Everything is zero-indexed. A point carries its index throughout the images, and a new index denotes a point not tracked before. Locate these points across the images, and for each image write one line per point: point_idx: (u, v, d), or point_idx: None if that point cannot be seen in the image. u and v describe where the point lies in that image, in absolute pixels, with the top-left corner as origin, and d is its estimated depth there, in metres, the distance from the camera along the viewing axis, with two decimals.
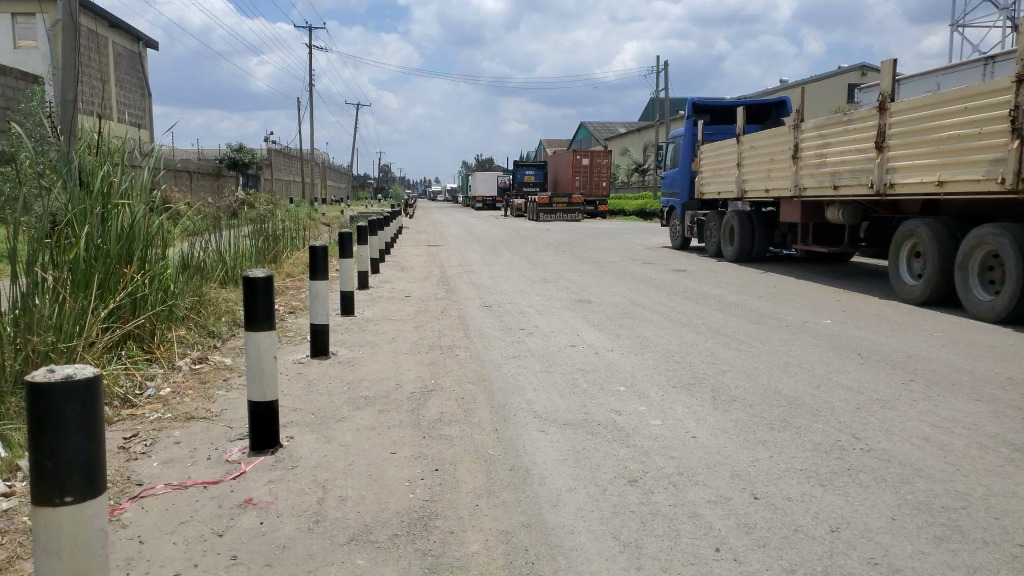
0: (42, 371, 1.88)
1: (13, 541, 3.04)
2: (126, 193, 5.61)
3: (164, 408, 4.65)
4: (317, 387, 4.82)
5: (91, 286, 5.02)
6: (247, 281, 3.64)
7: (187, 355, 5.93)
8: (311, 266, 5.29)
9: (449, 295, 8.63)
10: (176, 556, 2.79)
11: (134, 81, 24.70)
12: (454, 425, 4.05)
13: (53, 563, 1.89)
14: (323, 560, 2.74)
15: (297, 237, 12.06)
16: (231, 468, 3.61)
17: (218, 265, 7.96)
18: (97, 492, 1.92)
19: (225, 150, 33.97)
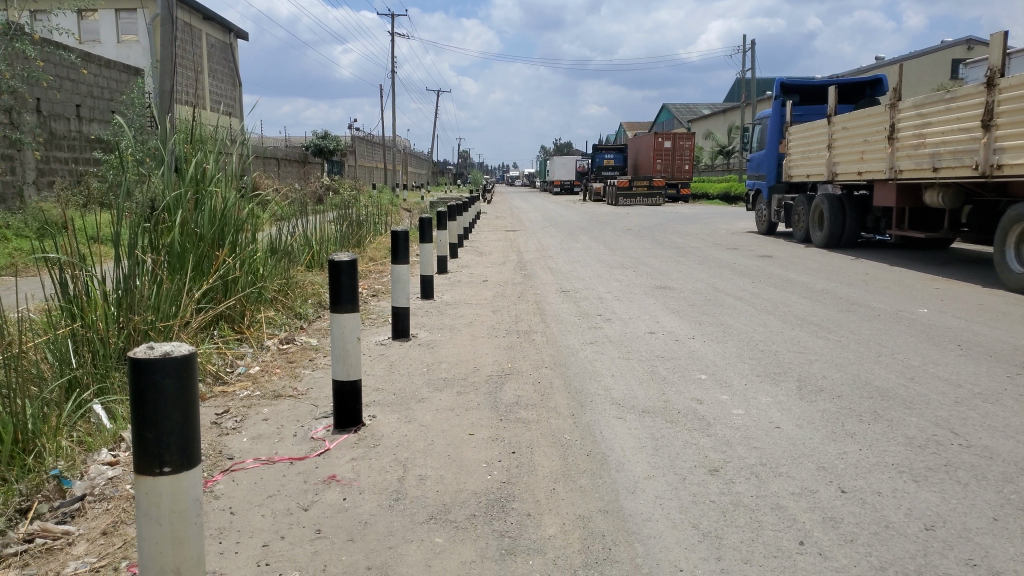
0: (143, 348, 1.98)
1: (118, 507, 3.23)
2: (219, 180, 5.85)
3: (254, 386, 4.85)
4: (398, 368, 4.92)
5: (186, 269, 5.27)
6: (332, 264, 3.77)
7: (275, 336, 6.16)
8: (392, 250, 5.38)
9: (528, 279, 8.65)
10: (265, 527, 2.91)
11: (227, 72, 25.67)
12: (531, 409, 4.06)
13: (154, 529, 2.00)
14: (402, 538, 2.80)
15: (380, 223, 12.32)
16: (317, 445, 3.73)
17: (305, 249, 8.22)
18: (192, 464, 2.02)
19: (311, 137, 34.97)
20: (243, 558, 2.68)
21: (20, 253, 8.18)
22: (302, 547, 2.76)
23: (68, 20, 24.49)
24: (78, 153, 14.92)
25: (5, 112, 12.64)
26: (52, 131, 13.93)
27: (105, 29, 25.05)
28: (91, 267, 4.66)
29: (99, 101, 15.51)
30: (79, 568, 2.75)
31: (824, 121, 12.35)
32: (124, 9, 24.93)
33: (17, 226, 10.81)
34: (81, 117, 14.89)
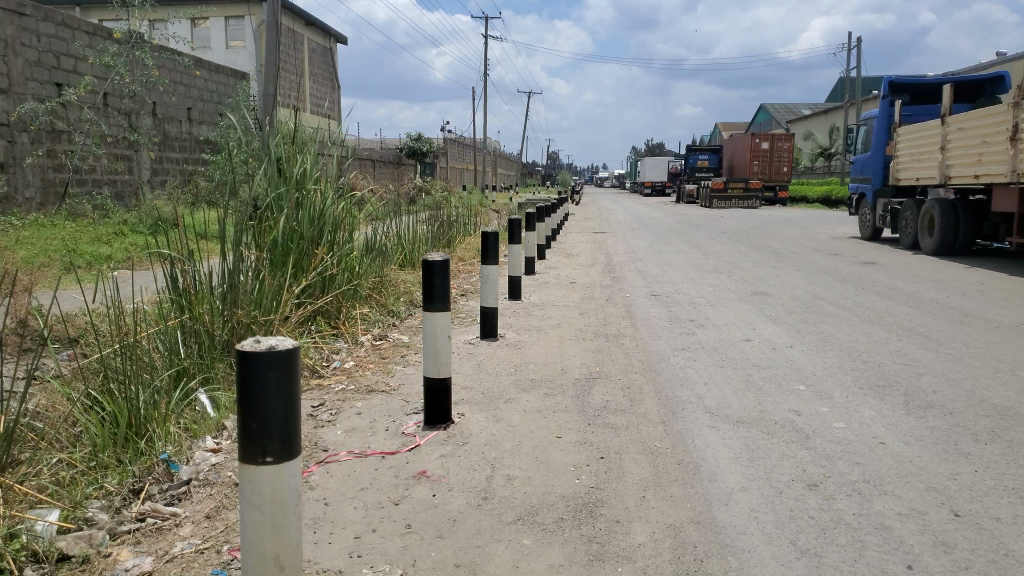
0: (250, 342, 2.06)
1: (221, 492, 3.38)
2: (318, 180, 6.06)
3: (348, 380, 4.99)
4: (486, 368, 4.96)
5: (287, 265, 5.47)
6: (424, 264, 3.83)
7: (369, 332, 6.31)
8: (482, 250, 5.42)
9: (617, 282, 8.56)
10: (357, 520, 2.98)
11: (326, 75, 26.58)
12: (620, 414, 4.01)
13: (256, 516, 2.07)
14: (491, 538, 2.81)
15: (469, 223, 12.47)
16: (407, 441, 3.80)
17: (397, 248, 8.40)
18: (292, 455, 2.08)
19: (405, 139, 35.77)
20: (337, 549, 2.75)
21: (137, 248, 8.71)
22: (393, 541, 2.81)
23: (182, 28, 25.91)
24: (189, 154, 15.77)
25: (125, 115, 13.52)
26: (165, 133, 14.78)
27: (215, 36, 26.38)
28: (199, 262, 4.91)
29: (208, 104, 16.33)
30: (186, 548, 2.89)
31: (937, 121, 11.71)
32: (232, 17, 26.17)
33: (134, 223, 11.52)
34: (192, 120, 15.72)
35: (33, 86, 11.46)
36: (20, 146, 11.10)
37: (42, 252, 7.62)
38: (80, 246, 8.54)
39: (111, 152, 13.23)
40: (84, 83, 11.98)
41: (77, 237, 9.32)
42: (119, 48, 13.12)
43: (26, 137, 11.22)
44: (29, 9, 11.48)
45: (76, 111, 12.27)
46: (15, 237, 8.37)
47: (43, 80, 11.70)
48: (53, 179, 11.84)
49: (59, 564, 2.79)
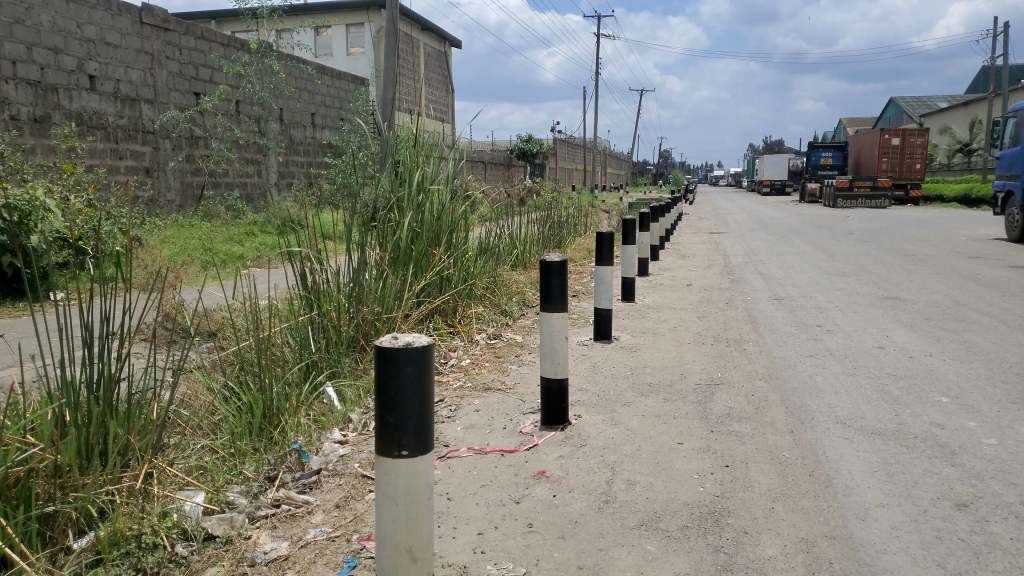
0: (389, 338, 2.13)
1: (349, 483, 3.51)
2: (437, 182, 6.21)
3: (466, 377, 5.09)
4: (602, 370, 4.92)
5: (407, 264, 5.63)
6: (542, 264, 3.85)
7: (484, 331, 6.40)
8: (596, 251, 5.34)
9: (736, 284, 8.31)
10: (479, 516, 3.02)
11: (441, 78, 27.20)
12: (744, 422, 3.89)
13: (392, 507, 2.13)
14: (613, 541, 2.79)
15: (580, 224, 12.43)
16: (525, 440, 3.82)
17: (509, 249, 8.48)
18: (426, 449, 2.12)
19: (516, 140, 36.13)
20: (461, 544, 2.80)
21: (267, 248, 9.21)
22: (516, 540, 2.83)
23: (307, 36, 27.17)
24: (312, 158, 16.54)
25: (255, 121, 14.34)
26: (291, 138, 15.55)
27: (337, 44, 27.50)
28: (327, 261, 5.12)
29: (330, 110, 17.04)
30: (319, 536, 3.02)
31: None
32: (353, 25, 27.20)
33: (264, 224, 12.19)
34: (316, 124, 16.47)
35: (175, 95, 12.34)
36: (163, 152, 11.97)
37: (183, 251, 8.19)
38: (215, 246, 9.10)
39: (242, 157, 14.05)
40: (219, 92, 12.77)
41: (214, 237, 9.94)
42: (250, 58, 13.92)
43: (169, 143, 12.09)
44: (173, 24, 12.33)
45: (212, 118, 13.13)
46: (160, 236, 9.04)
47: (183, 90, 12.56)
48: (192, 182, 12.69)
49: (205, 542, 2.96)
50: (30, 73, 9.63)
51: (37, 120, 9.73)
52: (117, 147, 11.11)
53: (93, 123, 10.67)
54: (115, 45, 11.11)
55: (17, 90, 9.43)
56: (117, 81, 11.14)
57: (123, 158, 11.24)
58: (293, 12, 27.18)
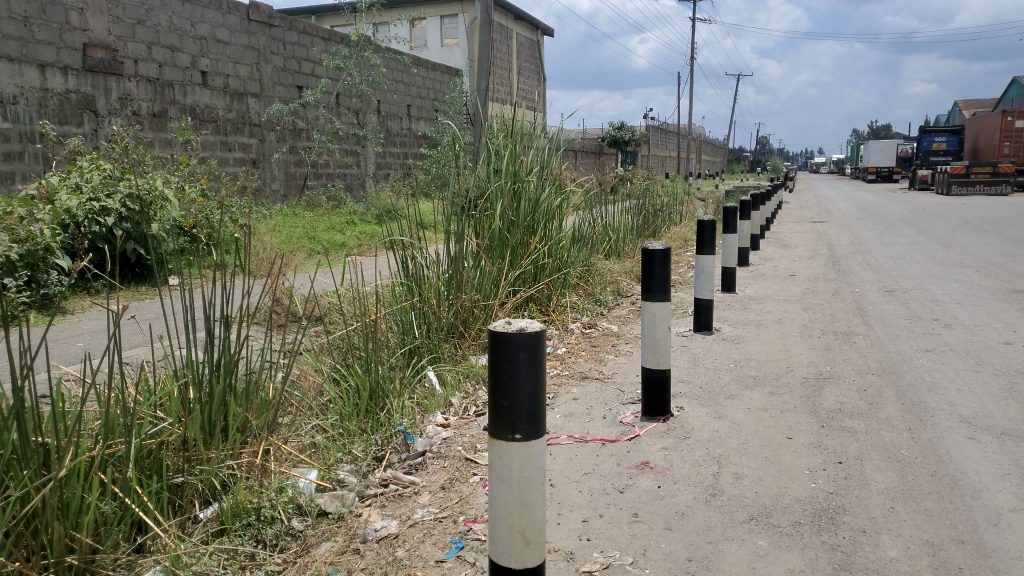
0: (501, 324, 2.15)
1: (453, 465, 3.58)
2: (534, 171, 6.22)
3: (562, 365, 5.08)
4: (703, 362, 4.81)
5: (504, 252, 5.67)
6: (644, 252, 3.79)
7: (579, 319, 6.36)
8: (697, 240, 5.23)
9: (843, 276, 7.97)
10: (584, 504, 3.02)
11: (533, 67, 27.19)
12: (857, 418, 3.74)
13: (506, 491, 2.15)
14: (723, 535, 2.73)
15: (674, 213, 12.20)
16: (626, 430, 3.79)
17: (602, 238, 8.42)
18: (539, 435, 2.13)
19: (608, 128, 35.77)
20: (567, 530, 2.81)
21: (367, 237, 9.47)
22: (621, 529, 2.82)
23: (403, 30, 27.68)
24: (408, 149, 16.85)
25: (353, 113, 14.75)
26: (388, 129, 15.92)
27: (432, 36, 27.91)
28: (427, 249, 5.21)
29: (426, 101, 17.30)
30: (426, 516, 3.08)
31: None
32: (447, 16, 27.53)
33: (363, 214, 12.53)
34: (411, 116, 16.79)
35: (279, 89, 12.83)
36: (268, 144, 12.51)
37: (289, 239, 8.51)
38: (319, 234, 9.43)
39: (341, 148, 14.48)
40: (321, 85, 13.18)
41: (317, 225, 10.29)
42: (350, 51, 14.27)
43: (274, 135, 12.63)
44: (278, 20, 12.76)
45: (313, 110, 13.59)
46: (268, 224, 9.43)
47: (287, 83, 13.04)
48: (295, 173, 13.19)
49: (319, 518, 3.08)
50: (150, 70, 10.21)
51: (155, 115, 10.32)
52: (226, 139, 11.67)
53: (205, 116, 11.24)
54: (225, 42, 11.61)
55: (138, 87, 10.04)
56: (227, 76, 11.67)
57: (231, 150, 11.80)
58: (389, 5, 27.75)
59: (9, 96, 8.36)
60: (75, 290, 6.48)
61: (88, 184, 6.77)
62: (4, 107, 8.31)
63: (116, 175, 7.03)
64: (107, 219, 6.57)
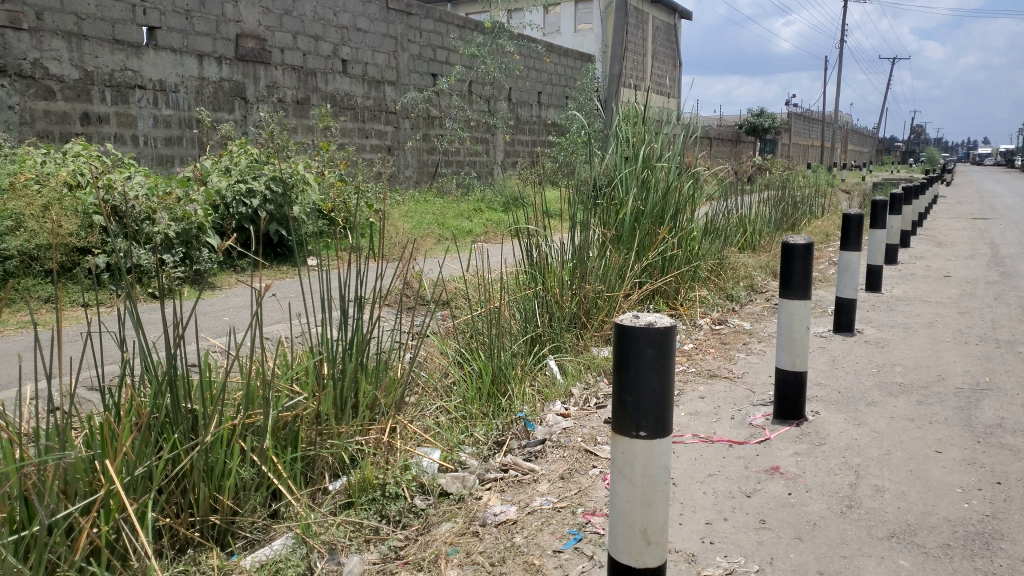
0: (629, 317, 2.08)
1: (572, 456, 3.54)
2: (665, 159, 6.04)
3: (689, 362, 4.92)
4: (842, 365, 4.53)
5: (631, 243, 5.54)
6: (785, 248, 3.61)
7: (708, 315, 6.13)
8: (842, 235, 4.91)
9: (1006, 278, 7.27)
10: (708, 505, 2.91)
11: (668, 52, 26.49)
12: (1020, 436, 3.40)
13: (628, 488, 2.10)
14: (859, 550, 2.56)
15: (815, 205, 11.54)
16: (755, 432, 3.62)
17: (736, 230, 8.08)
18: (664, 434, 2.06)
19: (746, 115, 34.38)
20: (689, 532, 2.72)
21: (493, 225, 9.58)
22: (747, 534, 2.69)
23: (537, 16, 27.73)
24: (536, 136, 16.90)
25: (485, 101, 14.94)
26: (519, 117, 16.02)
27: (566, 22, 27.80)
28: (552, 237, 5.17)
29: (557, 88, 17.27)
30: (544, 504, 3.07)
31: None
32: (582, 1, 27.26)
33: (492, 201, 12.69)
34: (542, 103, 16.82)
35: (415, 77, 13.20)
36: (403, 131, 12.92)
37: (420, 225, 8.74)
38: (449, 221, 9.64)
39: (472, 136, 14.72)
40: (454, 73, 13.44)
41: (448, 212, 10.52)
42: (484, 38, 14.41)
43: (408, 123, 13.03)
44: (415, 8, 13.07)
45: (446, 98, 13.89)
46: (402, 210, 9.72)
47: (422, 71, 13.39)
48: (428, 160, 13.55)
49: (440, 497, 3.12)
50: (295, 59, 10.77)
51: (299, 102, 10.90)
52: (364, 127, 12.17)
53: (344, 104, 11.76)
54: (365, 31, 12.05)
55: (284, 75, 10.61)
56: (365, 64, 12.13)
57: (368, 137, 12.29)
58: None
59: (172, 85, 9.05)
60: (223, 267, 6.94)
61: (237, 168, 7.22)
62: (167, 95, 9.00)
63: (262, 159, 7.45)
64: (253, 200, 6.98)
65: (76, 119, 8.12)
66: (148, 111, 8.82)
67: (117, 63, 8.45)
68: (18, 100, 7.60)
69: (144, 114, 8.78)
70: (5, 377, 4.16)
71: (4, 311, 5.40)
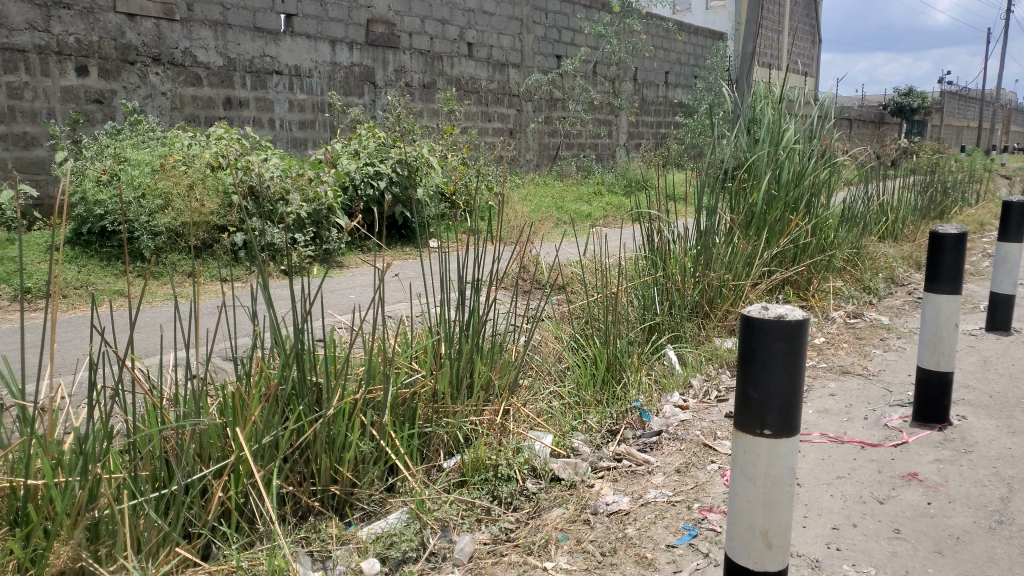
0: (758, 309, 1.96)
1: (689, 450, 3.43)
2: (800, 142, 5.71)
3: (820, 357, 4.65)
4: (995, 367, 4.14)
5: (760, 229, 5.28)
6: (933, 238, 3.37)
7: (842, 308, 5.77)
8: (1000, 225, 4.44)
9: None
10: (835, 509, 2.73)
11: (807, 29, 25.09)
12: None
13: (748, 487, 1.99)
14: (1009, 571, 2.33)
15: (970, 192, 10.61)
16: (892, 435, 3.36)
17: (876, 217, 7.55)
18: (791, 433, 1.94)
19: (891, 94, 32.09)
20: (813, 535, 2.56)
21: (614, 208, 9.45)
22: (878, 543, 2.51)
23: None
24: (662, 118, 16.49)
25: (610, 82, 14.72)
26: (644, 98, 15.69)
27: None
28: (675, 222, 5.01)
29: (685, 68, 16.76)
30: (658, 497, 2.99)
31: None
32: None
33: (612, 185, 12.53)
34: (669, 83, 16.37)
35: (539, 59, 13.17)
36: (525, 114, 12.97)
37: (540, 208, 8.74)
38: (569, 204, 9.59)
39: (595, 118, 14.56)
40: (579, 54, 13.31)
41: (567, 196, 10.47)
42: (612, 18, 14.13)
43: (531, 106, 13.07)
44: None
45: (570, 80, 13.78)
46: (522, 193, 9.76)
47: (547, 53, 13.34)
48: (549, 143, 13.56)
49: (552, 482, 3.10)
50: (422, 43, 11.00)
51: (425, 86, 11.17)
52: (487, 110, 12.31)
53: (469, 88, 11.93)
54: (491, 14, 12.12)
55: (411, 59, 10.86)
56: (491, 48, 12.22)
57: (491, 120, 12.43)
58: None
59: (306, 70, 9.47)
60: (351, 247, 7.21)
61: (365, 151, 7.47)
62: (302, 81, 9.44)
63: (389, 142, 7.66)
64: (379, 183, 7.20)
65: (220, 104, 8.66)
66: (284, 96, 9.29)
67: (257, 50, 8.91)
68: (169, 86, 8.20)
69: (280, 99, 9.26)
70: (151, 344, 4.51)
71: (153, 283, 5.85)
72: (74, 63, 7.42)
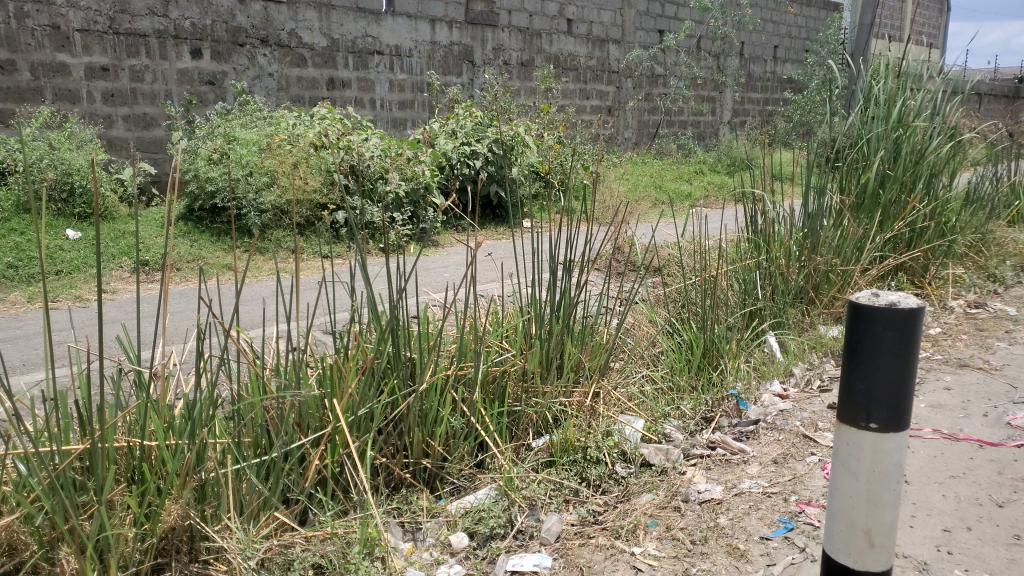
0: (867, 294, 1.85)
1: (788, 441, 3.30)
2: (920, 117, 5.33)
3: (935, 348, 4.36)
4: None
5: (873, 212, 4.99)
6: None
7: (961, 297, 5.40)
8: None
9: None
10: (947, 510, 2.56)
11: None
12: None
13: (851, 482, 1.88)
14: None
15: None
16: (1015, 435, 3.13)
17: (1005, 199, 6.99)
18: (900, 428, 1.82)
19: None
20: (922, 536, 2.41)
21: (715, 188, 9.18)
22: (995, 549, 2.34)
23: None
24: (770, 94, 15.84)
25: (714, 58, 14.24)
26: (750, 74, 15.10)
27: None
28: (779, 203, 4.79)
29: (795, 41, 16.01)
30: (753, 488, 2.89)
31: None
32: None
33: (713, 165, 12.17)
34: (778, 58, 15.69)
35: (641, 35, 12.88)
36: (624, 92, 12.76)
37: (637, 188, 8.59)
38: (668, 184, 9.38)
39: (698, 95, 14.14)
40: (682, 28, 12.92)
41: (666, 175, 10.24)
42: None
43: (630, 82, 12.84)
44: None
45: (673, 56, 13.41)
46: (619, 172, 9.62)
47: (649, 28, 13.02)
48: (648, 120, 13.30)
49: (642, 467, 3.04)
50: (522, 21, 10.95)
51: (523, 64, 11.14)
52: (586, 87, 12.17)
53: (568, 65, 11.82)
54: None
55: (510, 37, 10.84)
56: (591, 24, 12.03)
57: (589, 98, 12.30)
58: None
59: (406, 50, 9.61)
60: (447, 226, 7.31)
61: (463, 130, 7.53)
62: (402, 60, 9.59)
63: (486, 121, 7.68)
64: (475, 162, 7.25)
65: (323, 84, 8.93)
66: (385, 76, 9.48)
67: (360, 30, 9.11)
68: (276, 67, 8.51)
69: (381, 78, 9.45)
70: (255, 316, 4.75)
71: (259, 258, 6.13)
72: (189, 46, 7.80)
